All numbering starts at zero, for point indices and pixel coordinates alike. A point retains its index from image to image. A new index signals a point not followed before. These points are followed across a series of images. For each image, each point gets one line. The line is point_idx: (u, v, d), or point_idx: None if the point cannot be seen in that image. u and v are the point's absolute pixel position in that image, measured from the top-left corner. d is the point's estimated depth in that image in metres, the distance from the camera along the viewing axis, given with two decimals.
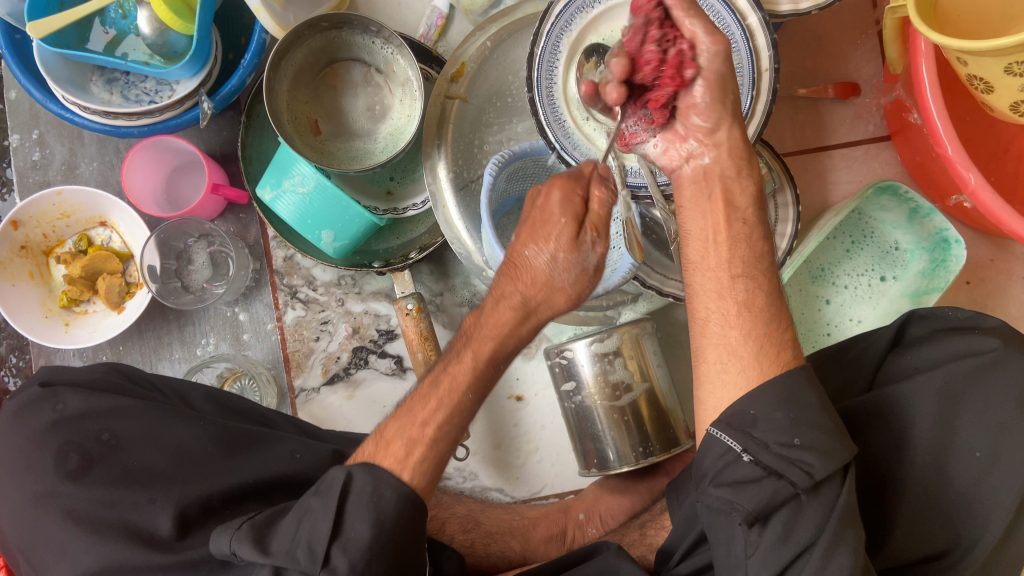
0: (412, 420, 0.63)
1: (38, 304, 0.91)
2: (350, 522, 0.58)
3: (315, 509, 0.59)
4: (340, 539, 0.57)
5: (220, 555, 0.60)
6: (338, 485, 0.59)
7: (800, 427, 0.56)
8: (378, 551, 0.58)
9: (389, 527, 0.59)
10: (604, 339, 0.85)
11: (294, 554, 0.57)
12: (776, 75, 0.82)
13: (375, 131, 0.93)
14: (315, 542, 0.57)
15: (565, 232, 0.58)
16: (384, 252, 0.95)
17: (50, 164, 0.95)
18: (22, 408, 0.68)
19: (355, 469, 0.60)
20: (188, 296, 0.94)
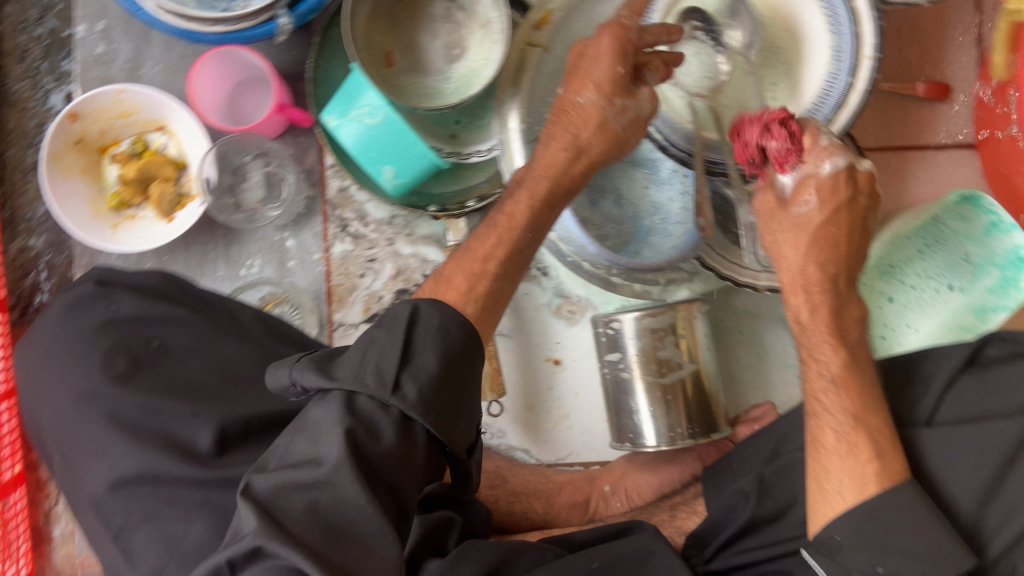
0: (472, 258, 0.67)
1: (88, 202, 0.89)
2: (419, 351, 0.55)
3: (381, 338, 0.55)
4: (410, 367, 0.54)
5: (278, 388, 0.57)
6: (405, 317, 0.56)
7: (880, 556, 0.58)
8: (445, 381, 0.55)
9: (443, 358, 0.56)
10: (658, 315, 0.82)
11: (362, 377, 0.53)
12: (877, 65, 0.76)
13: (449, 70, 0.89)
14: (385, 367, 0.53)
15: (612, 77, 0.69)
16: (441, 196, 0.93)
17: (113, 60, 0.93)
18: (73, 305, 0.68)
19: (421, 304, 0.58)
20: (239, 214, 0.92)
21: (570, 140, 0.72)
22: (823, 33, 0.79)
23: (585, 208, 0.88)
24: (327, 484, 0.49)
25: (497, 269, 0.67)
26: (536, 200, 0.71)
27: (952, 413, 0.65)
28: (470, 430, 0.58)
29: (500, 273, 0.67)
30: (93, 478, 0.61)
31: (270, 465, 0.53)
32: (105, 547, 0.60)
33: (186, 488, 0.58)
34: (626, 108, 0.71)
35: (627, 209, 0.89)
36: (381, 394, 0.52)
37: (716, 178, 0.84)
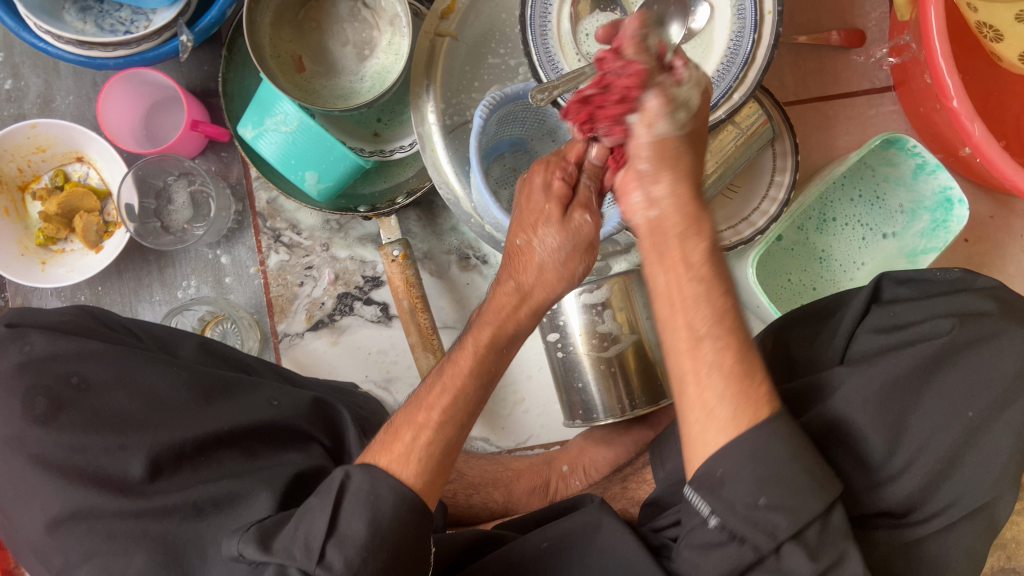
0: (418, 407, 0.61)
1: (14, 242, 0.89)
2: (346, 519, 0.54)
3: (313, 509, 0.55)
4: (336, 535, 0.54)
5: (229, 557, 0.57)
6: (335, 484, 0.56)
7: (764, 487, 0.52)
8: (371, 551, 0.54)
9: (387, 528, 0.55)
10: (594, 290, 0.83)
11: (290, 550, 0.54)
12: (780, 18, 0.78)
13: (361, 70, 0.89)
14: (312, 539, 0.54)
15: (549, 214, 0.60)
16: (371, 196, 0.93)
17: (25, 96, 0.92)
18: (113, 525, 0.60)
19: (352, 468, 0.57)
20: (168, 237, 0.91)
21: (512, 285, 0.61)
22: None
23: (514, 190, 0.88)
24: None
25: (442, 418, 0.60)
26: (536, 280, 0.60)
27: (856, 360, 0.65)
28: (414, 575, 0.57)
29: (536, 282, 0.60)
30: (29, 523, 0.62)
31: (130, 451, 0.63)
32: None
33: (122, 522, 0.60)
34: (563, 246, 0.59)
35: None
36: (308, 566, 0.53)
37: None
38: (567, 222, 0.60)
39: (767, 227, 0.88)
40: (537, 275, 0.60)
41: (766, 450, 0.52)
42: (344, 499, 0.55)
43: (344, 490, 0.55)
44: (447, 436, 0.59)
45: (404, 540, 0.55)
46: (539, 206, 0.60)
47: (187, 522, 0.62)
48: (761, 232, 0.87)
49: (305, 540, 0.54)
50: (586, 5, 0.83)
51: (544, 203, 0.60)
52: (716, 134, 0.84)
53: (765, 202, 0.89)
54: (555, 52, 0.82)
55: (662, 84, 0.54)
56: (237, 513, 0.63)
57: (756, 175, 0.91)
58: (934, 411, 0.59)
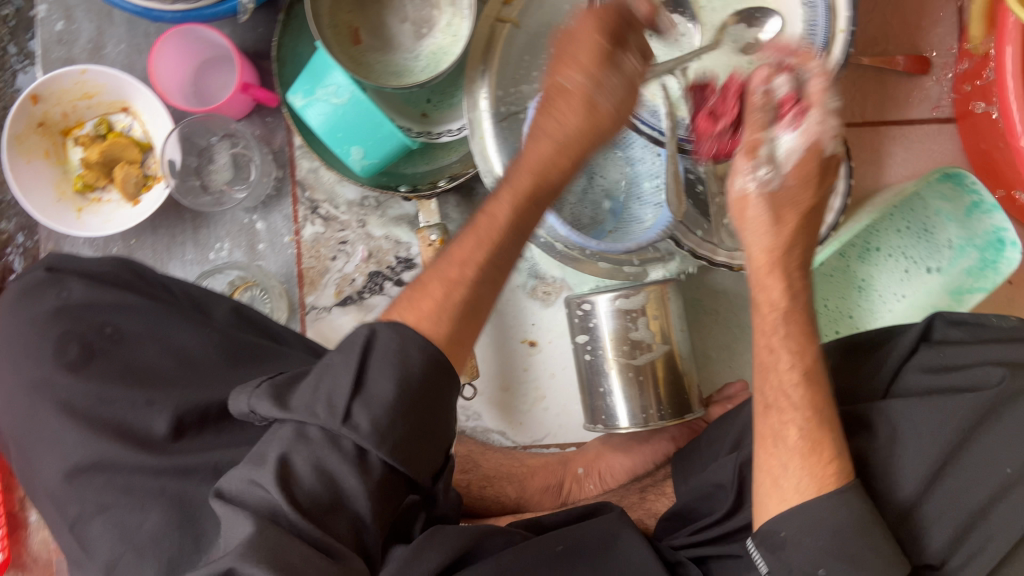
0: (448, 264, 0.57)
1: (52, 186, 0.88)
2: (373, 377, 0.50)
3: (335, 365, 0.51)
4: (363, 394, 0.49)
5: (239, 413, 0.53)
6: (360, 341, 0.51)
7: (826, 558, 0.56)
8: (403, 410, 0.49)
9: (414, 387, 0.50)
10: (630, 296, 0.82)
11: (312, 407, 0.49)
12: (852, 38, 0.75)
13: (417, 49, 0.87)
14: (335, 394, 0.49)
15: (599, 49, 0.59)
16: (413, 176, 0.91)
17: (76, 40, 0.91)
18: (133, 478, 0.60)
19: (378, 326, 0.52)
20: (206, 197, 0.90)
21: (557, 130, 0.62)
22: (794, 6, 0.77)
23: None
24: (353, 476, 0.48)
25: (476, 273, 0.57)
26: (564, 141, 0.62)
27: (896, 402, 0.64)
28: (436, 455, 0.52)
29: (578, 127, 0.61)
30: (49, 471, 0.62)
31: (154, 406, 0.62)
32: (64, 537, 0.62)
33: (141, 477, 0.59)
34: (605, 81, 0.60)
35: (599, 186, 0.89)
36: (333, 424, 0.48)
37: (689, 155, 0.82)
38: (613, 63, 0.60)
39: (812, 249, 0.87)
40: (588, 116, 0.61)
41: (841, 528, 0.55)
42: (369, 356, 0.51)
43: (370, 349, 0.51)
44: (478, 298, 0.57)
45: (429, 398, 0.51)
46: (585, 41, 0.59)
47: (205, 484, 0.60)
48: None
49: (328, 397, 0.49)
50: None
51: (594, 41, 0.59)
52: None
53: None
54: None
55: (756, 136, 0.64)
56: None
57: None
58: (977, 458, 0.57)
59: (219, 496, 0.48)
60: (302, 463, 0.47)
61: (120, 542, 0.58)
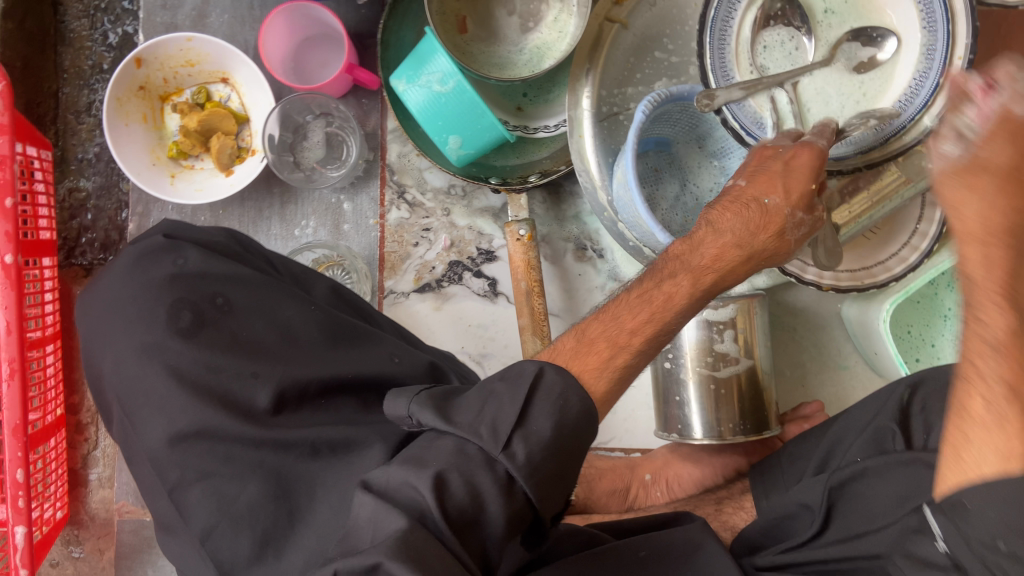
0: (619, 326, 0.57)
1: (147, 150, 0.89)
2: (534, 414, 0.49)
3: (501, 393, 0.50)
4: (522, 427, 0.49)
5: (395, 417, 0.55)
6: (528, 374, 0.51)
7: None
8: (556, 450, 0.49)
9: (569, 428, 0.50)
10: (719, 308, 0.81)
11: (476, 427, 0.49)
12: (970, 66, 0.68)
13: (521, 42, 0.87)
14: (500, 422, 0.49)
15: (809, 192, 0.59)
16: (503, 169, 0.91)
17: (180, 7, 0.91)
18: (234, 450, 0.60)
19: (547, 364, 0.52)
20: (298, 173, 0.91)
21: (739, 238, 0.60)
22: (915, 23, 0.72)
23: (654, 190, 0.86)
24: (494, 506, 0.47)
25: (642, 344, 0.57)
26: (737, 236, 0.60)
27: None
28: (560, 501, 0.51)
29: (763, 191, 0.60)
30: (152, 433, 0.62)
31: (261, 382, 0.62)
32: (161, 499, 0.63)
33: (244, 448, 0.60)
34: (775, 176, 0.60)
35: (691, 195, 0.88)
36: (491, 449, 0.48)
37: None
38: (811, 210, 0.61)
39: (904, 275, 0.85)
40: (772, 239, 0.60)
41: None
42: (533, 394, 0.50)
43: (537, 384, 0.51)
44: (637, 366, 0.57)
45: (575, 444, 0.50)
46: (800, 178, 0.59)
47: (303, 460, 0.60)
48: (897, 279, 0.84)
49: (491, 420, 0.49)
50: (769, 15, 0.77)
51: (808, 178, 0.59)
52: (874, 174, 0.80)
53: (905, 249, 0.85)
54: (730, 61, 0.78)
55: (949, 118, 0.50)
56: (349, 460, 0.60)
57: (901, 223, 0.86)
58: None
59: (366, 491, 0.49)
60: (453, 471, 0.47)
61: (218, 510, 0.58)
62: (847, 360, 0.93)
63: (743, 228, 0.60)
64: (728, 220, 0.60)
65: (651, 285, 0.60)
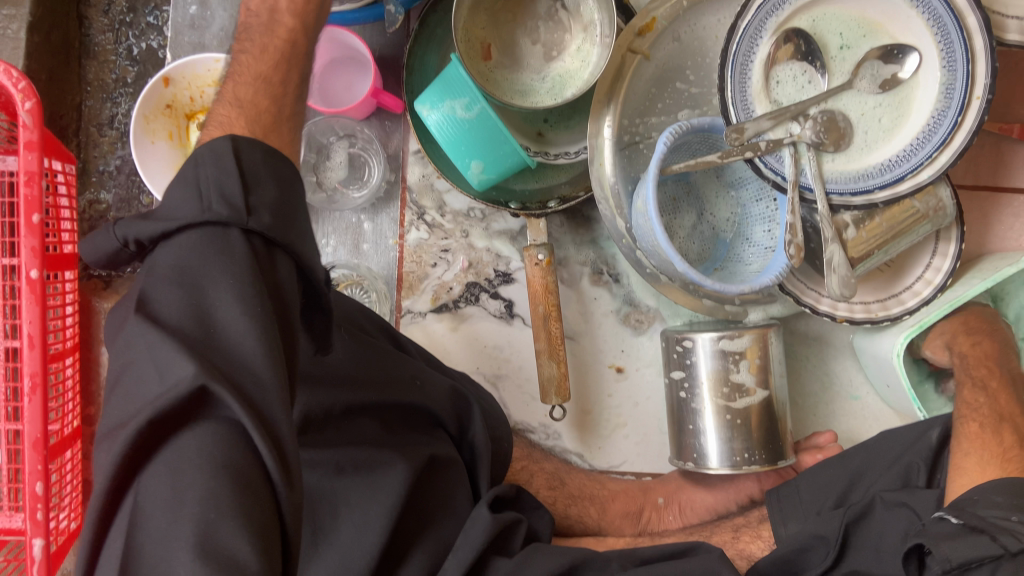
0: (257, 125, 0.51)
1: (172, 167, 0.89)
2: (206, 183, 0.44)
3: (201, 175, 0.45)
4: (251, 188, 0.45)
5: (104, 253, 0.46)
6: (213, 149, 0.46)
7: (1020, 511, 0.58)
8: (268, 217, 0.45)
9: (265, 200, 0.46)
10: (734, 338, 0.83)
11: (203, 209, 0.44)
12: (988, 107, 0.75)
13: (545, 69, 0.89)
14: (228, 188, 0.44)
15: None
16: (522, 193, 0.92)
17: (208, 27, 0.93)
18: None
19: (225, 145, 0.46)
20: (321, 193, 0.93)
21: None
22: (932, 48, 0.77)
23: (672, 218, 0.88)
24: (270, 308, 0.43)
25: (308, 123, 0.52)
26: None
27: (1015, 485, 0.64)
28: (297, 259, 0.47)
29: None
30: None
31: None
32: None
33: None
34: None
35: (708, 224, 0.90)
36: (240, 219, 0.44)
37: (808, 205, 0.82)
38: None
39: (918, 308, 0.86)
40: None
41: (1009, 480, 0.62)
42: (240, 164, 0.46)
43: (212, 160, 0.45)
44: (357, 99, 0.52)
45: (301, 212, 0.48)
46: None
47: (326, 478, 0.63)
48: (911, 312, 0.85)
49: (218, 187, 0.44)
50: (788, 48, 0.80)
51: None
52: (890, 208, 0.81)
53: (918, 282, 0.86)
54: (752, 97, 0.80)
55: None
56: (374, 479, 0.65)
57: (913, 254, 0.87)
58: None
59: (126, 351, 0.41)
60: (190, 275, 0.42)
61: None
62: (858, 391, 0.94)
63: None
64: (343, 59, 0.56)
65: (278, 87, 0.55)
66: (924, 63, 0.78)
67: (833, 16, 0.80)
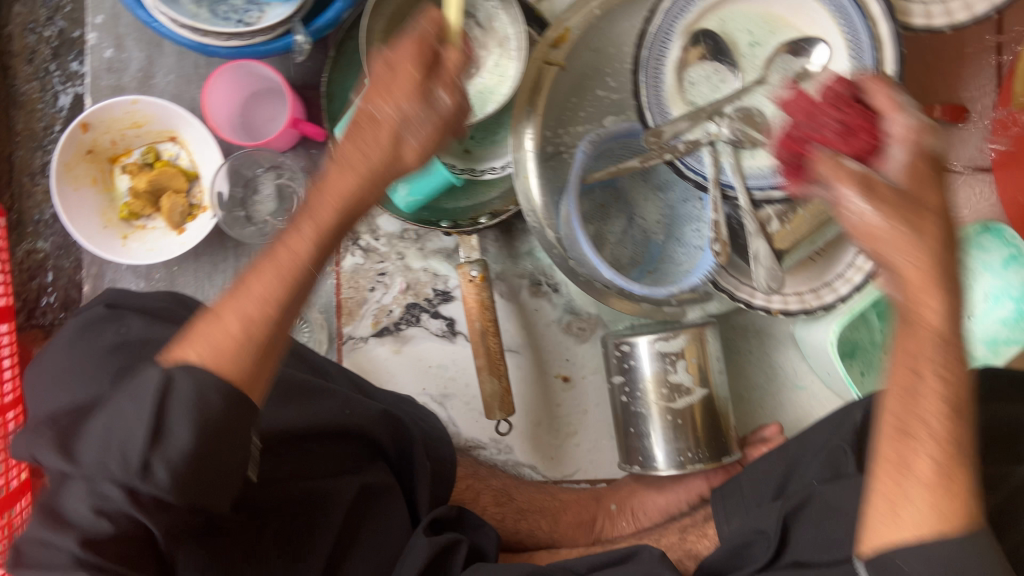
0: (246, 296, 0.50)
1: (98, 213, 0.89)
2: (165, 421, 0.46)
3: (127, 410, 0.47)
4: (157, 444, 0.46)
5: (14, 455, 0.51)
6: (151, 383, 0.46)
7: None
8: (198, 452, 0.47)
9: (211, 420, 0.47)
10: (670, 339, 0.83)
11: (104, 463, 0.46)
12: None
13: (464, 87, 0.89)
14: (127, 448, 0.46)
15: (411, 86, 0.54)
16: (453, 211, 0.92)
17: (127, 69, 0.95)
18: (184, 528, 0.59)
19: (173, 368, 0.47)
20: (251, 228, 0.90)
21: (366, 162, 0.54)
22: (839, 39, 0.78)
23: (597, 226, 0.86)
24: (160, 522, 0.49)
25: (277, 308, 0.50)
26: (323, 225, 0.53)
27: None
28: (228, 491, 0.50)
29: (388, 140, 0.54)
30: None
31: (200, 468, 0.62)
32: None
33: None
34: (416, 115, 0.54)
35: (638, 229, 0.89)
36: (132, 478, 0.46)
37: (732, 202, 0.82)
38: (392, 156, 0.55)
39: (851, 296, 0.86)
40: (383, 151, 0.54)
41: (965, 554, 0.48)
42: (163, 408, 0.46)
43: (162, 392, 0.46)
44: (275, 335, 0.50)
45: (222, 462, 0.48)
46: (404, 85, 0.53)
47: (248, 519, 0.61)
48: (846, 301, 0.85)
49: (120, 447, 0.46)
50: (698, 51, 0.81)
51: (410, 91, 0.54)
52: (815, 199, 0.82)
53: None
54: (666, 100, 0.81)
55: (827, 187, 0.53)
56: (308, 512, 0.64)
57: (846, 242, 0.87)
58: None
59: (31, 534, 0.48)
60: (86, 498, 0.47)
61: None
62: (803, 381, 0.95)
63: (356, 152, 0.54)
64: (347, 151, 0.54)
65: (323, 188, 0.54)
66: (832, 55, 0.79)
67: (741, 17, 0.81)
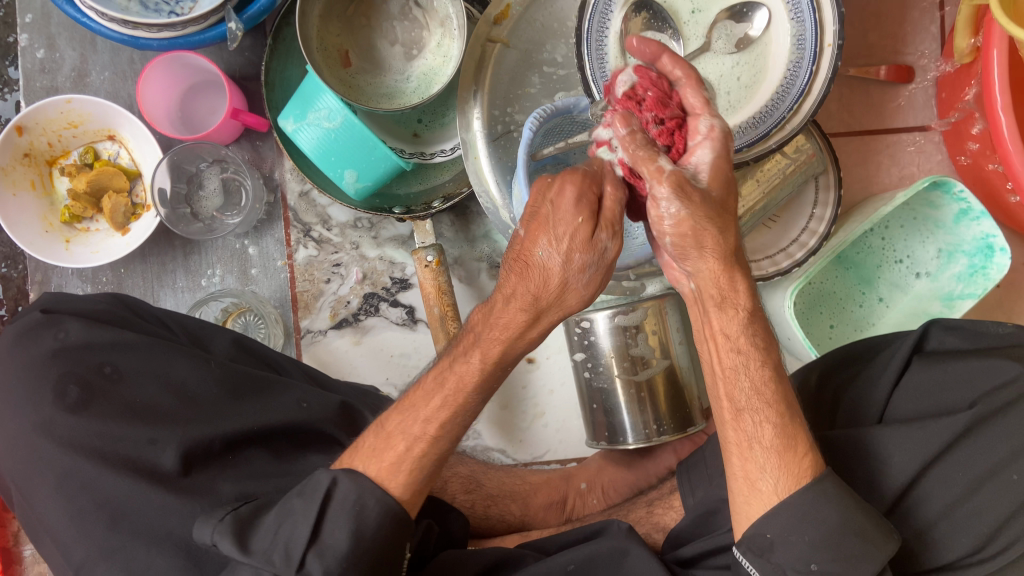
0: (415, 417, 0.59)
1: (38, 218, 0.86)
2: (329, 528, 0.54)
3: (297, 511, 0.55)
4: (318, 543, 0.54)
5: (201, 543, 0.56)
6: (320, 489, 0.55)
7: (816, 553, 0.55)
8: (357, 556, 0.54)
9: (368, 538, 0.55)
10: (629, 313, 0.82)
11: (269, 554, 0.53)
12: (840, 51, 0.72)
13: (408, 70, 0.88)
14: (293, 545, 0.53)
15: (578, 232, 0.52)
16: (407, 197, 0.91)
17: (59, 69, 0.91)
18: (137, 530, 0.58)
19: (340, 474, 0.56)
20: (198, 224, 0.90)
21: (529, 301, 0.54)
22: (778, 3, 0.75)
23: None
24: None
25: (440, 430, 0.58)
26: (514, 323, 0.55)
27: (897, 416, 0.63)
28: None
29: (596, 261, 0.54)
30: (51, 513, 0.60)
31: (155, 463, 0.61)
32: None
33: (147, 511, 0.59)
34: (586, 266, 0.53)
35: None
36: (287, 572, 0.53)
37: None
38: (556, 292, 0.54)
39: (804, 260, 0.87)
40: (557, 297, 0.54)
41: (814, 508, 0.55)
42: (339, 508, 0.55)
43: (330, 496, 0.55)
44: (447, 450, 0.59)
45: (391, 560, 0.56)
46: (567, 222, 0.52)
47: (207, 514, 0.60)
48: (799, 264, 0.86)
49: (286, 544, 0.54)
50: (639, 19, 0.78)
51: (574, 216, 0.52)
52: (763, 164, 0.82)
53: (804, 235, 0.88)
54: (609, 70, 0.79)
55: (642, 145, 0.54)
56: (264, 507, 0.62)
57: (797, 206, 0.89)
58: (978, 459, 0.58)
59: None
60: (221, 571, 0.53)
61: None
62: None
63: (525, 292, 0.54)
64: (514, 285, 0.55)
65: (446, 365, 0.60)
66: (772, 18, 0.76)
67: None
